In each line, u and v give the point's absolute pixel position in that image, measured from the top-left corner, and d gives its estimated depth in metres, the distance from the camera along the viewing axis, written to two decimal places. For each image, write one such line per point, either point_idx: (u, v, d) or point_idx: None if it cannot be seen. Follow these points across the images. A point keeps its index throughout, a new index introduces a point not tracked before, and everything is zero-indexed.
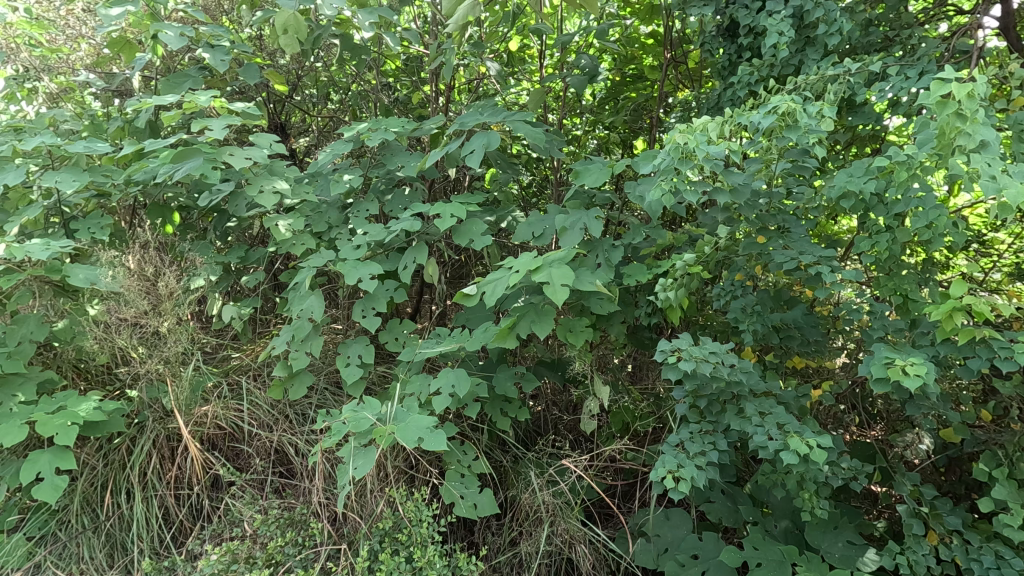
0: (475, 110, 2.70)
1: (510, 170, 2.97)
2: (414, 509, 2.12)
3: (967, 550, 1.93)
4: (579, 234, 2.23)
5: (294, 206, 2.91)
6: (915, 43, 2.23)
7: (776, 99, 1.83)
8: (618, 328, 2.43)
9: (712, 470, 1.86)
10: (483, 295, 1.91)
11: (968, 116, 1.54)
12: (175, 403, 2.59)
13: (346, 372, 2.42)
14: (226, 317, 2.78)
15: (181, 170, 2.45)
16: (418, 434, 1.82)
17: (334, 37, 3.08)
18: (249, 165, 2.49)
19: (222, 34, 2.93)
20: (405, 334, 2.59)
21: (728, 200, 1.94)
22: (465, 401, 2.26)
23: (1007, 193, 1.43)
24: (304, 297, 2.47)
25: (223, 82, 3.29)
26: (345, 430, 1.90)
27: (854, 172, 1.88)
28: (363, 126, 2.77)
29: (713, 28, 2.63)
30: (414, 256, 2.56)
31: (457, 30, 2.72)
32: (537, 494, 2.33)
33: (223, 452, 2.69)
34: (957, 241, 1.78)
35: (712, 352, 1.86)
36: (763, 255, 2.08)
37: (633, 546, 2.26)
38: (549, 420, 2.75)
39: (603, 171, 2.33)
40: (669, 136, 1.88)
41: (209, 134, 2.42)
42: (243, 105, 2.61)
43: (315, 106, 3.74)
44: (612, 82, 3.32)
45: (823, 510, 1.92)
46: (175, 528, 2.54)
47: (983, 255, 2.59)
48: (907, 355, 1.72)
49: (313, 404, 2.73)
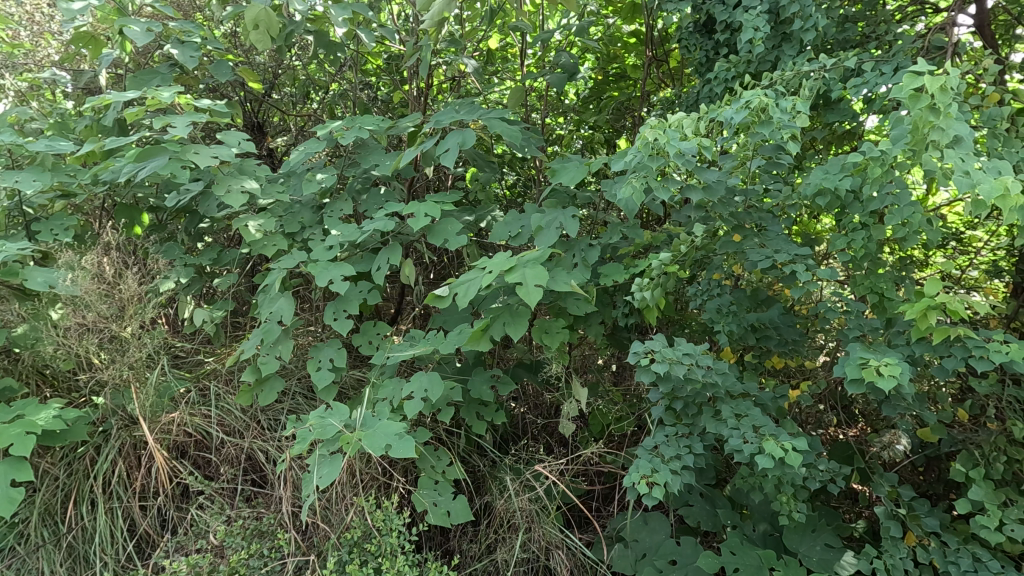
0: (452, 108, 2.64)
1: (490, 169, 2.93)
2: (384, 517, 2.06)
3: (945, 553, 1.90)
4: (554, 234, 2.19)
5: (266, 206, 2.84)
6: (891, 40, 2.22)
7: (749, 94, 1.81)
8: (596, 329, 2.39)
9: (688, 475, 1.82)
10: (456, 297, 1.86)
11: (942, 111, 1.50)
12: (140, 409, 2.52)
13: (317, 376, 2.35)
14: (198, 320, 2.72)
15: (147, 170, 2.38)
16: (386, 441, 1.76)
17: (307, 33, 3.02)
18: (216, 163, 2.41)
19: (193, 30, 2.83)
20: (380, 336, 2.53)
21: (702, 197, 1.91)
22: (439, 406, 2.21)
23: (980, 188, 1.41)
24: (274, 299, 2.40)
25: (195, 80, 3.16)
26: (310, 438, 1.84)
27: (829, 168, 1.86)
28: (337, 125, 2.70)
29: (690, 24, 2.62)
30: (388, 256, 2.49)
31: (433, 26, 2.68)
32: (512, 500, 2.27)
33: (192, 459, 2.61)
34: (933, 239, 1.76)
35: (687, 353, 1.82)
36: (739, 254, 2.04)
37: (611, 552, 2.21)
38: (526, 424, 2.69)
39: (580, 169, 2.28)
40: (640, 132, 1.84)
41: (173, 132, 2.34)
42: (209, 102, 2.54)
43: (295, 105, 3.66)
44: (595, 81, 3.28)
45: (801, 514, 1.89)
46: (140, 539, 2.46)
47: (961, 253, 2.57)
48: (882, 355, 1.69)
49: (285, 410, 2.65)
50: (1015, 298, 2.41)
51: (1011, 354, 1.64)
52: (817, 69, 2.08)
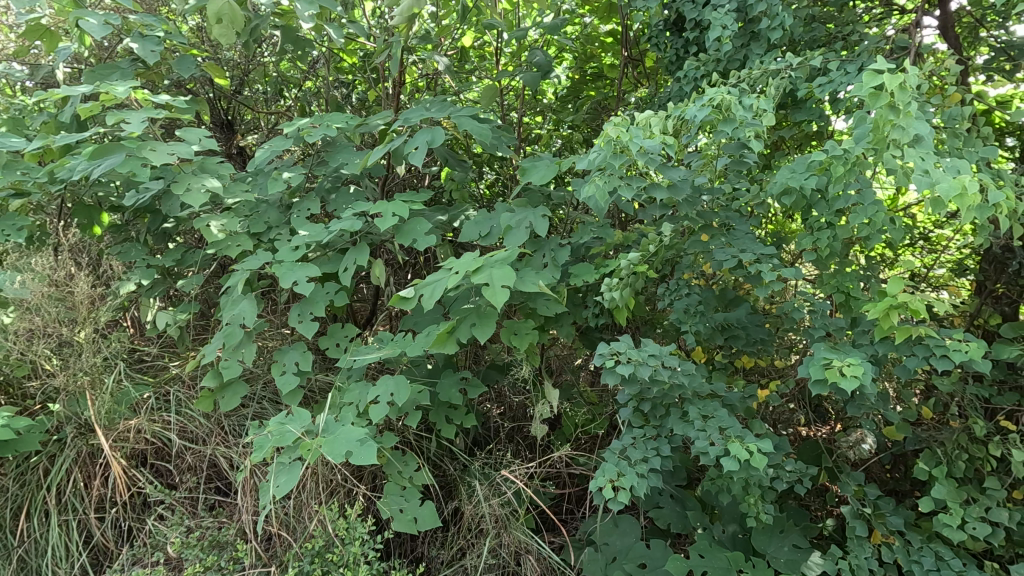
0: (422, 105, 2.61)
1: (462, 167, 2.88)
2: (348, 526, 2.00)
3: (909, 552, 1.91)
4: (524, 233, 2.16)
5: (231, 206, 2.76)
6: (857, 40, 2.23)
7: (712, 91, 1.80)
8: (567, 330, 2.36)
9: (655, 478, 1.80)
10: (421, 298, 1.81)
11: (901, 109, 1.50)
12: (95, 416, 2.43)
13: (282, 380, 2.28)
14: (160, 324, 2.62)
15: (102, 168, 2.28)
16: (346, 447, 1.70)
17: (274, 29, 2.93)
18: (174, 161, 2.30)
19: (154, 23, 2.71)
20: (347, 338, 2.47)
21: (667, 196, 1.89)
22: (406, 410, 2.15)
23: (939, 187, 1.41)
24: (236, 301, 2.31)
25: (160, 76, 3.03)
26: (268, 445, 1.77)
27: (795, 168, 1.85)
28: (305, 122, 2.64)
29: (661, 22, 2.62)
30: (355, 257, 2.42)
31: (403, 21, 2.63)
32: (482, 505, 2.24)
33: (152, 468, 2.53)
34: (896, 238, 1.77)
35: (653, 354, 1.79)
36: (706, 254, 2.03)
37: (582, 556, 2.18)
38: (498, 426, 2.65)
39: (551, 168, 2.25)
40: (603, 130, 1.82)
41: (127, 128, 2.24)
42: (169, 97, 2.44)
43: (267, 102, 3.56)
44: (572, 80, 3.25)
45: (768, 515, 1.88)
46: (97, 551, 2.37)
47: (929, 252, 2.60)
48: (846, 355, 1.68)
49: (249, 415, 2.58)
50: (978, 297, 2.44)
51: (971, 353, 1.65)
52: (783, 67, 2.08)
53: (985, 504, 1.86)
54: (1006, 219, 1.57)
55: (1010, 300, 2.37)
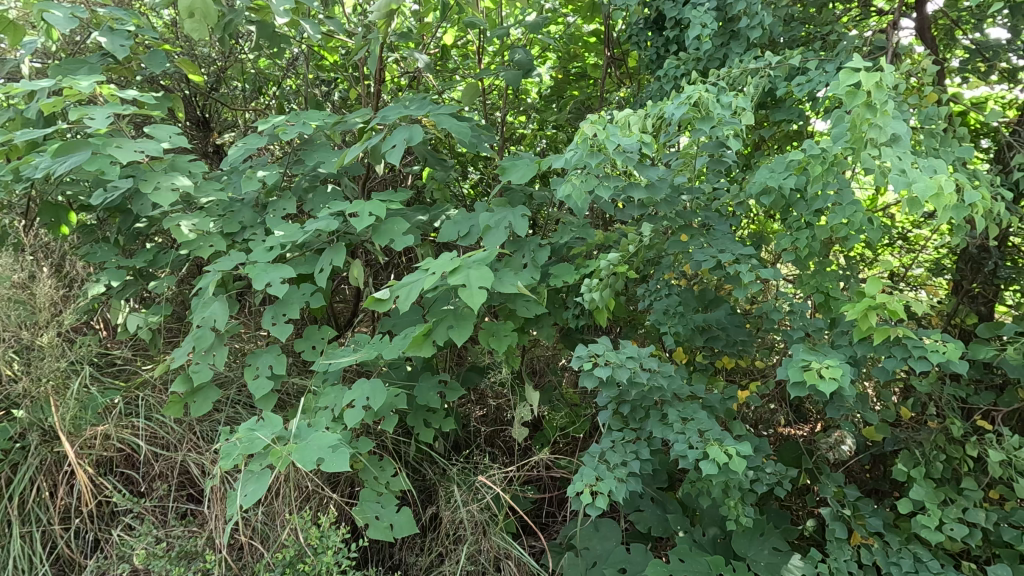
0: (400, 103, 2.56)
1: (442, 167, 2.83)
2: (322, 534, 1.95)
3: (887, 553, 1.91)
4: (503, 233, 2.13)
5: (205, 206, 2.68)
6: (836, 40, 2.22)
7: (689, 89, 1.78)
8: (547, 331, 2.33)
9: (634, 482, 1.77)
10: (396, 300, 1.75)
11: (878, 108, 1.49)
12: (59, 423, 2.35)
13: (255, 385, 2.22)
14: (131, 327, 2.54)
15: (67, 165, 2.18)
16: (318, 454, 1.65)
17: (249, 24, 2.85)
18: (141, 158, 2.22)
19: (123, 17, 2.61)
20: (324, 341, 2.41)
21: (645, 196, 1.86)
22: (382, 414, 2.10)
23: (915, 186, 1.40)
24: (208, 303, 2.25)
25: (131, 72, 2.93)
26: (236, 452, 1.71)
27: (774, 168, 1.83)
28: (280, 119, 2.57)
29: (641, 20, 2.62)
30: (331, 257, 2.36)
31: (382, 18, 2.57)
32: (461, 510, 2.21)
33: (121, 475, 2.45)
34: (874, 238, 1.76)
35: (632, 356, 1.77)
36: (686, 254, 2.01)
37: (562, 561, 2.15)
38: (478, 430, 2.62)
39: (530, 167, 2.21)
40: (579, 128, 1.80)
41: (92, 124, 2.15)
42: (137, 92, 2.35)
43: (245, 100, 3.48)
44: (555, 80, 3.22)
45: (748, 518, 1.86)
46: (62, 562, 2.29)
47: (907, 251, 2.62)
48: (824, 357, 1.67)
49: (222, 421, 2.51)
50: (955, 296, 2.46)
51: (948, 354, 1.65)
52: (762, 67, 2.07)
53: (962, 505, 1.87)
54: (982, 219, 1.57)
55: (986, 299, 2.39)
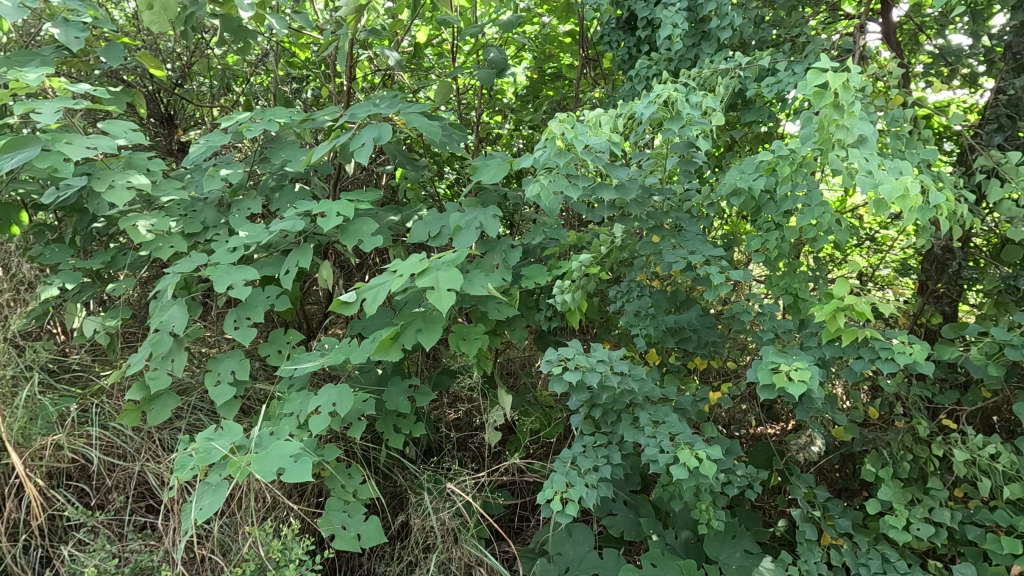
0: (370, 101, 2.50)
1: (414, 167, 2.78)
2: (284, 546, 1.89)
3: (856, 554, 1.93)
4: (473, 234, 2.08)
5: (166, 205, 2.57)
6: (804, 42, 2.24)
7: (658, 87, 1.77)
8: (519, 333, 2.29)
9: (604, 487, 1.75)
10: (363, 302, 1.69)
11: (845, 109, 1.50)
12: (6, 433, 2.23)
13: (216, 391, 2.12)
14: (88, 331, 2.42)
15: (15, 161, 2.06)
16: (278, 464, 1.58)
17: (213, 17, 2.72)
18: (94, 155, 2.10)
19: (78, 7, 2.48)
20: (290, 345, 2.33)
21: (615, 197, 1.84)
22: (349, 420, 2.04)
23: (882, 188, 1.41)
24: (166, 307, 2.15)
25: (88, 65, 2.80)
26: (190, 464, 1.64)
27: (744, 168, 1.84)
28: (243, 116, 2.47)
29: (612, 20, 2.61)
30: (298, 258, 2.28)
31: (349, 13, 2.51)
32: (431, 517, 2.16)
33: (75, 488, 2.34)
34: (841, 239, 1.77)
35: (602, 359, 1.75)
36: (657, 256, 1.99)
37: (534, 567, 2.12)
38: (450, 435, 2.57)
39: (501, 167, 2.17)
40: (547, 127, 1.77)
41: (39, 118, 2.02)
42: (89, 85, 2.22)
43: (212, 96, 3.37)
44: (530, 79, 3.18)
45: (719, 522, 1.87)
46: None
47: (875, 251, 2.67)
48: (793, 358, 1.67)
49: (183, 428, 2.41)
50: (921, 296, 2.50)
51: (915, 355, 1.66)
52: (732, 67, 2.08)
53: (928, 505, 1.89)
54: (946, 220, 1.58)
55: (950, 299, 2.44)
